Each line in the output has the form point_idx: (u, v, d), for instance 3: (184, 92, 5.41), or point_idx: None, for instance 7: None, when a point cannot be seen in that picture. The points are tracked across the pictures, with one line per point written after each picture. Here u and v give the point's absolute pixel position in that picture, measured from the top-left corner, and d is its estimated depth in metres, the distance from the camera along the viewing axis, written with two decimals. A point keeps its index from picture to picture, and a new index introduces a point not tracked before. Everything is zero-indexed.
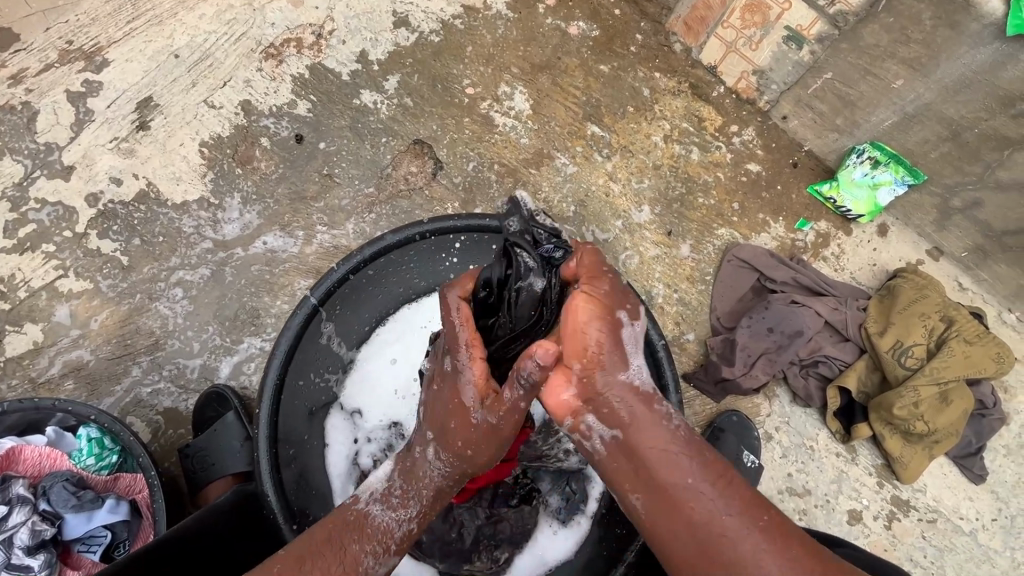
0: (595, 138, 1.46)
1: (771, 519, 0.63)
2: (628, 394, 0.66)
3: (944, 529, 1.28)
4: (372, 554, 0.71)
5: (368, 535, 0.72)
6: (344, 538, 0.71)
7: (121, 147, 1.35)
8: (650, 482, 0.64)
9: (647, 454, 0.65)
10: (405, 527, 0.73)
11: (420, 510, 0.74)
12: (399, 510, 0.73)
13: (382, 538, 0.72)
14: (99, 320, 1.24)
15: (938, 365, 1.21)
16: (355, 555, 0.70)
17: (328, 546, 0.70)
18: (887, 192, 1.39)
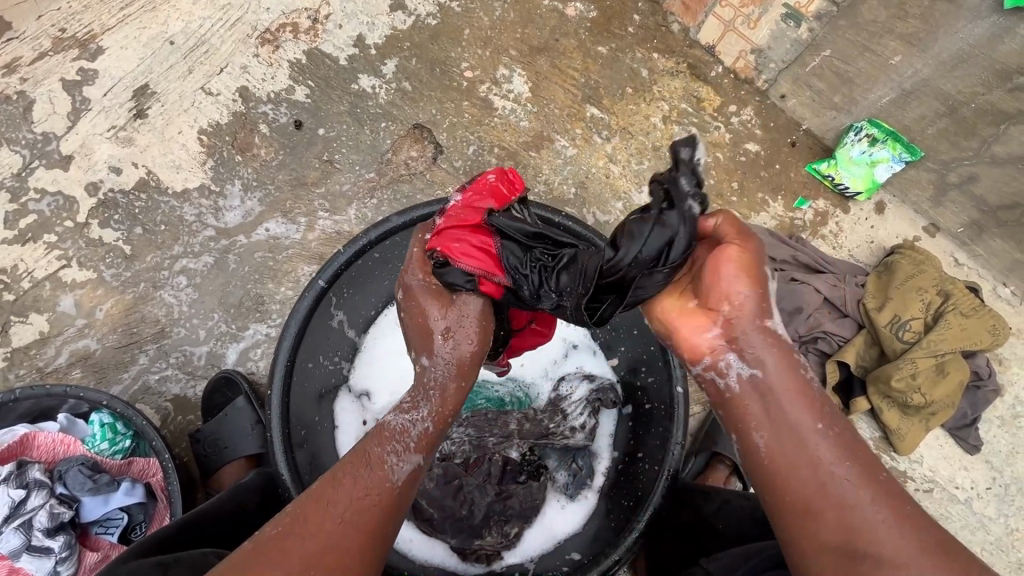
0: (595, 120, 1.46)
1: (890, 486, 0.66)
2: (776, 345, 0.72)
3: (940, 498, 1.31)
4: (395, 453, 0.73)
5: (387, 439, 0.74)
6: (365, 448, 0.73)
7: (119, 135, 1.34)
8: (780, 421, 0.69)
9: (781, 399, 0.70)
10: (421, 426, 0.77)
11: (435, 413, 0.78)
12: (411, 415, 0.77)
13: (400, 438, 0.74)
14: (104, 309, 1.24)
15: (935, 338, 1.23)
16: (379, 455, 0.72)
17: (354, 457, 0.73)
18: (884, 168, 1.40)
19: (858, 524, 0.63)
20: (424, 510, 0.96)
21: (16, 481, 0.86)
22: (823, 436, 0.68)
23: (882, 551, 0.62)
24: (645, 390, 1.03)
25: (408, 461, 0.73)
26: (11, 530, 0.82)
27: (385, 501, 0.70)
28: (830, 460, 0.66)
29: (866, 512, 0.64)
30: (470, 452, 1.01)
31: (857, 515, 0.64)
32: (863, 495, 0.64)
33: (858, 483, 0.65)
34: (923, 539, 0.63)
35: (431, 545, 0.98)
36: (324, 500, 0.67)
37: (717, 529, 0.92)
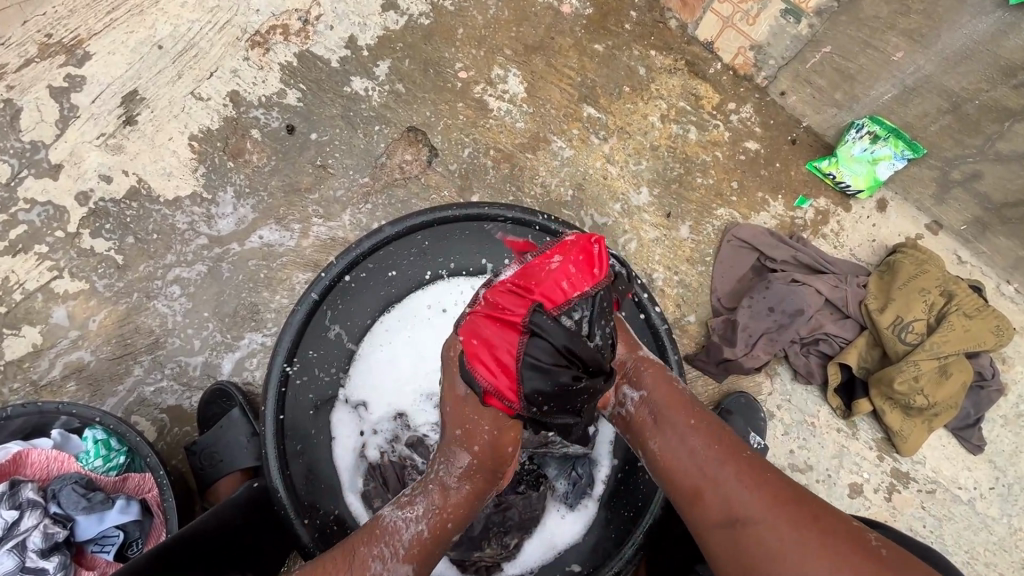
0: (592, 120, 1.44)
1: (759, 467, 0.73)
2: (649, 363, 0.85)
3: (943, 499, 1.30)
4: (381, 559, 0.77)
5: (378, 538, 0.79)
6: (354, 552, 0.77)
7: (108, 143, 1.32)
8: (661, 420, 0.79)
9: (659, 400, 0.80)
10: (415, 528, 0.80)
11: (432, 515, 0.81)
12: (408, 511, 0.81)
13: (391, 540, 0.79)
14: (98, 320, 1.23)
15: (938, 339, 1.21)
16: (366, 559, 0.77)
17: (341, 557, 0.77)
18: (886, 166, 1.38)
19: (733, 498, 0.70)
20: None
21: (9, 501, 0.85)
22: (697, 425, 0.77)
23: (752, 517, 0.68)
24: None
25: (392, 569, 0.77)
26: (4, 552, 0.81)
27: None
28: (702, 445, 0.75)
29: (739, 485, 0.71)
30: None
31: (729, 489, 0.71)
32: (730, 470, 0.72)
33: (724, 461, 0.73)
34: (792, 504, 0.69)
35: (431, 556, 0.97)
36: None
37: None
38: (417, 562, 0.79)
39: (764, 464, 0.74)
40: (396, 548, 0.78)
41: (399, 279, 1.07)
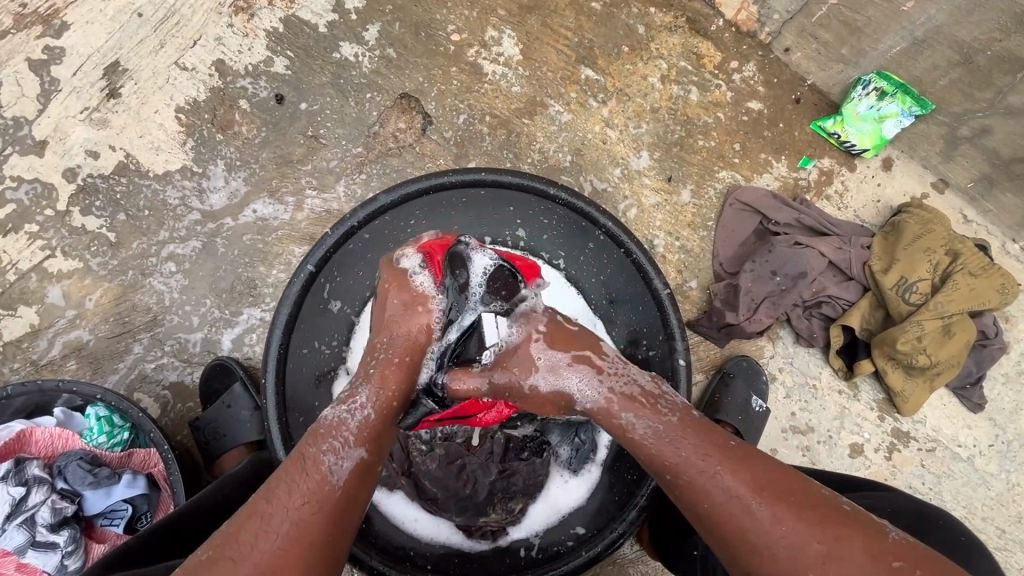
0: (590, 82, 1.40)
1: (755, 522, 0.66)
2: (608, 413, 0.76)
3: (942, 456, 1.31)
4: (333, 452, 0.72)
5: (324, 436, 0.74)
6: (302, 457, 0.72)
7: (93, 117, 1.28)
8: (657, 472, 0.73)
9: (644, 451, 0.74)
10: (362, 414, 0.76)
11: (375, 398, 0.77)
12: (351, 403, 0.77)
13: (338, 432, 0.74)
14: (94, 299, 1.21)
15: (942, 299, 1.20)
16: (317, 457, 0.72)
17: (291, 464, 0.72)
18: (892, 123, 1.35)
19: (758, 546, 0.65)
20: (428, 490, 0.96)
21: (15, 478, 0.85)
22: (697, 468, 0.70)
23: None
24: (645, 363, 1.04)
25: (347, 458, 0.73)
26: (15, 527, 0.82)
27: (330, 503, 0.69)
28: (710, 492, 0.68)
29: (762, 529, 0.65)
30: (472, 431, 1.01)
31: (744, 559, 0.66)
32: (733, 536, 0.67)
33: (721, 527, 0.68)
34: (823, 538, 0.63)
35: (434, 519, 0.96)
36: (262, 512, 0.66)
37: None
38: (370, 443, 0.75)
39: (767, 511, 0.66)
40: (348, 436, 0.74)
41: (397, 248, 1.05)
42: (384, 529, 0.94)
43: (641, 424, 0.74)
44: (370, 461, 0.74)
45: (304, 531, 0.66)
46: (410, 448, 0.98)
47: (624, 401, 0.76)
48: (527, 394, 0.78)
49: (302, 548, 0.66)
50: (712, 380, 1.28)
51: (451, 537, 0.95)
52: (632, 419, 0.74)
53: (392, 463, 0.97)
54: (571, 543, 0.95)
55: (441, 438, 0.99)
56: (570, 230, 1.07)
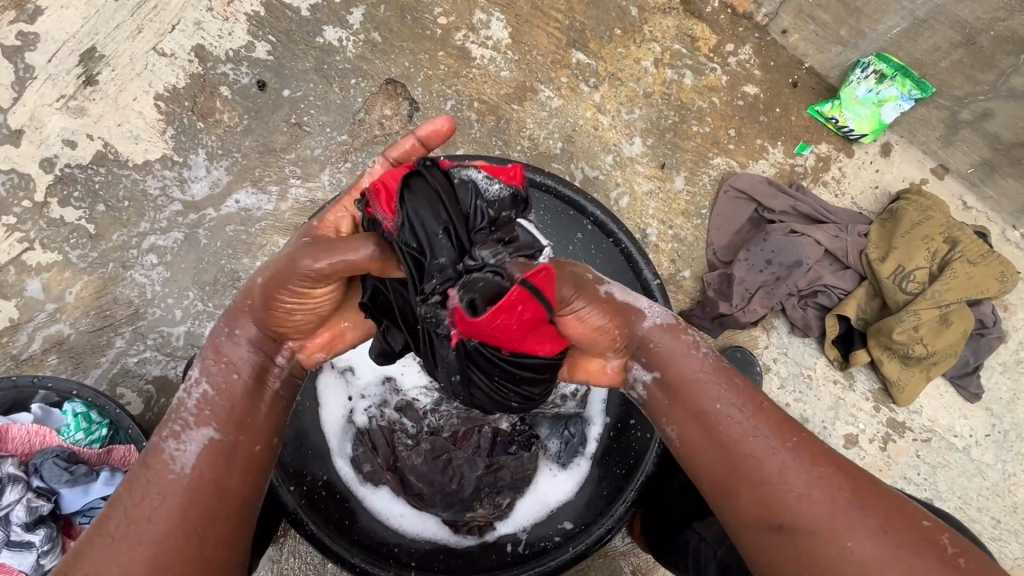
0: (581, 67, 1.36)
1: (806, 457, 0.65)
2: (659, 336, 0.73)
3: (938, 447, 1.30)
4: (173, 438, 0.68)
5: (168, 421, 0.70)
6: (148, 454, 0.68)
7: (70, 106, 1.24)
8: (687, 403, 0.70)
9: (681, 376, 0.72)
10: (197, 393, 0.71)
11: (212, 375, 0.71)
12: (187, 384, 0.72)
13: (178, 416, 0.69)
14: (74, 292, 1.19)
15: (939, 288, 1.18)
16: (157, 447, 0.67)
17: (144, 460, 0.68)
18: (892, 107, 1.32)
19: (777, 494, 0.63)
20: (413, 485, 0.93)
21: None
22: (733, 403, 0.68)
23: (803, 523, 0.62)
24: None
25: (191, 444, 0.68)
26: None
27: (180, 491, 0.65)
28: (741, 429, 0.67)
29: (793, 477, 0.64)
30: (459, 425, 0.99)
31: (771, 484, 0.64)
32: (771, 466, 0.64)
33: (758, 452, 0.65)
34: (861, 500, 0.62)
35: (420, 515, 0.94)
36: (102, 515, 0.64)
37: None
38: (217, 421, 0.69)
39: (814, 450, 0.66)
40: (171, 422, 0.69)
41: None
42: (370, 525, 0.92)
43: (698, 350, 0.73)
44: (225, 440, 0.69)
45: (164, 524, 0.63)
46: (396, 442, 0.97)
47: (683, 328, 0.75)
48: (600, 296, 0.73)
49: (163, 538, 0.62)
50: None
51: (438, 533, 0.94)
52: (695, 337, 0.74)
53: (378, 457, 0.96)
54: (559, 538, 0.94)
55: (427, 432, 0.99)
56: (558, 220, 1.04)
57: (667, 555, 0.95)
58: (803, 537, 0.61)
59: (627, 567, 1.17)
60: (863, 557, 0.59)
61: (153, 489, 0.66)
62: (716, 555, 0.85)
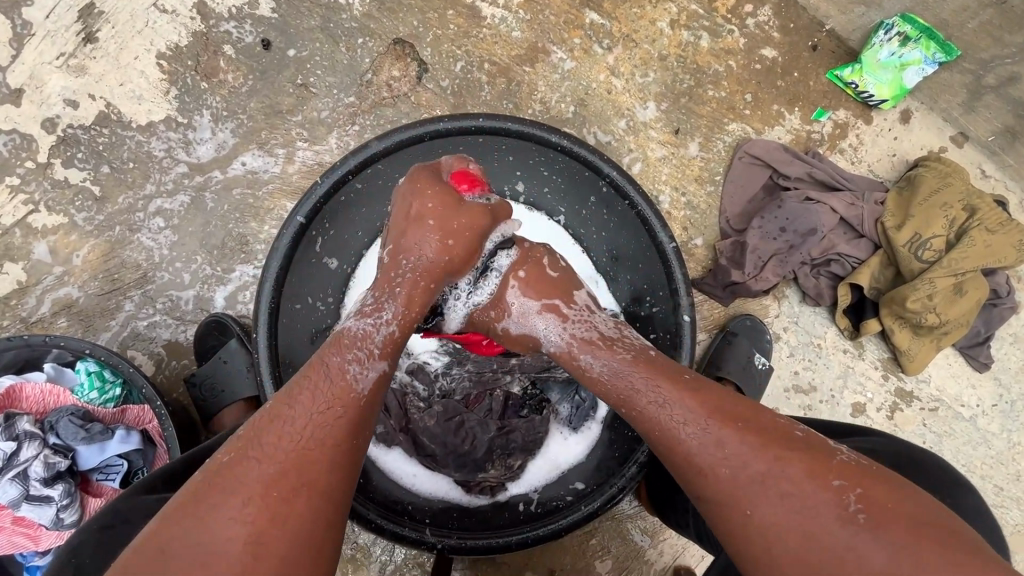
0: (595, 27, 1.32)
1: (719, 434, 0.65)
2: (569, 347, 0.80)
3: (944, 416, 1.31)
4: (357, 361, 0.69)
5: (348, 347, 0.70)
6: (322, 367, 0.68)
7: (70, 64, 1.21)
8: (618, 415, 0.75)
9: (598, 392, 0.77)
10: (385, 331, 0.73)
11: (399, 316, 0.75)
12: (375, 317, 0.73)
13: (363, 345, 0.70)
14: (82, 255, 1.18)
15: (956, 256, 1.16)
16: (340, 366, 0.68)
17: (311, 371, 0.68)
18: (915, 71, 1.28)
19: (700, 492, 0.65)
20: (426, 446, 0.95)
21: (5, 433, 0.84)
22: (635, 407, 0.71)
23: (733, 512, 0.62)
24: (650, 319, 1.01)
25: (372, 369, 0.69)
26: (8, 481, 0.82)
27: (351, 408, 0.65)
28: (656, 426, 0.69)
29: (708, 463, 0.64)
30: (470, 388, 1.01)
31: (698, 479, 0.65)
32: (685, 464, 0.66)
33: (671, 450, 0.67)
34: (772, 465, 0.61)
35: (432, 475, 0.95)
36: (275, 416, 0.63)
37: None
38: (391, 358, 0.72)
39: (735, 419, 0.66)
40: (357, 348, 0.70)
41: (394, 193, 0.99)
42: (378, 484, 0.90)
43: (596, 363, 0.77)
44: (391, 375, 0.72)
45: (335, 430, 0.63)
46: (408, 406, 0.98)
47: (580, 344, 0.79)
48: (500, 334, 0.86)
49: (327, 442, 0.62)
50: (715, 338, 1.26)
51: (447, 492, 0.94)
52: (588, 360, 0.77)
53: (390, 419, 0.96)
54: (570, 498, 0.91)
55: (439, 395, 1.01)
56: (576, 178, 0.99)
57: (671, 513, 0.95)
58: (723, 513, 0.62)
59: (635, 529, 1.19)
60: (769, 516, 0.59)
61: (316, 393, 0.65)
62: None
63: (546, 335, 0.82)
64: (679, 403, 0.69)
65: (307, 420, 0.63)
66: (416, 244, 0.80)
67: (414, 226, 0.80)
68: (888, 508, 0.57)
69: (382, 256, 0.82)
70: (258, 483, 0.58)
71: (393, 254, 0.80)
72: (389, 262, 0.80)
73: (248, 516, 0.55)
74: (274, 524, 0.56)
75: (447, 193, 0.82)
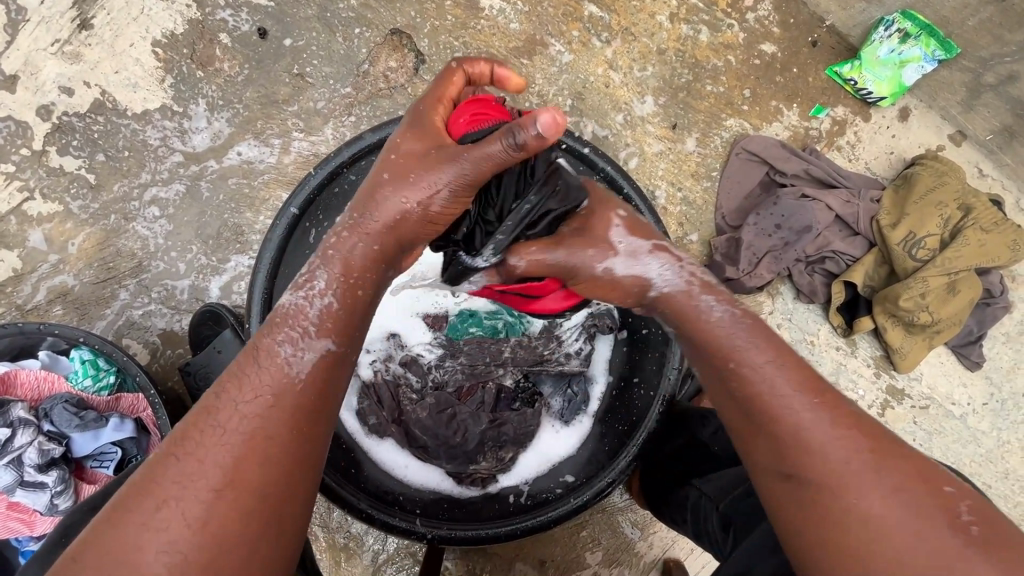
0: (594, 20, 1.31)
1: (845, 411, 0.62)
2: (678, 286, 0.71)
3: (935, 414, 1.31)
4: (290, 342, 0.62)
5: (280, 326, 0.64)
6: (256, 352, 0.62)
7: (65, 51, 1.20)
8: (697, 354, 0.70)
9: (711, 336, 0.68)
10: (323, 303, 0.65)
11: (342, 283, 0.66)
12: (306, 290, 0.65)
13: (296, 322, 0.64)
14: (77, 244, 1.18)
15: (950, 255, 1.16)
16: (271, 347, 0.62)
17: (245, 356, 0.63)
18: (914, 69, 1.28)
19: (787, 441, 0.61)
20: (418, 438, 0.95)
21: (1, 420, 0.85)
22: (743, 360, 0.65)
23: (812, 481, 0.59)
24: (640, 315, 1.02)
25: (310, 350, 0.63)
26: (3, 467, 0.83)
27: (285, 394, 0.60)
28: (763, 381, 0.64)
29: (806, 429, 0.60)
30: (462, 381, 1.02)
31: (790, 439, 0.60)
32: (778, 424, 0.61)
33: (756, 402, 0.63)
34: (871, 454, 0.58)
35: (423, 465, 0.96)
36: (202, 408, 0.59)
37: (711, 449, 0.92)
38: (336, 333, 0.64)
39: (849, 406, 0.62)
40: (292, 327, 0.63)
41: None
42: (372, 475, 0.92)
43: (717, 306, 0.69)
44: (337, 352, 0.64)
45: (273, 422, 0.58)
46: (401, 398, 0.99)
47: (702, 286, 0.71)
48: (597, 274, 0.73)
49: (263, 435, 0.58)
50: None
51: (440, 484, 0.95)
52: (712, 302, 0.69)
53: (383, 411, 0.97)
54: (560, 490, 0.94)
55: (432, 387, 1.01)
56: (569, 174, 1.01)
57: (666, 508, 0.96)
58: (806, 485, 0.59)
59: (625, 522, 1.21)
60: (867, 508, 0.56)
61: (253, 380, 0.60)
62: (720, 510, 0.82)
63: (658, 274, 0.72)
64: (800, 374, 0.64)
65: (244, 414, 0.58)
66: (393, 198, 0.66)
67: (382, 183, 0.68)
68: (998, 528, 0.54)
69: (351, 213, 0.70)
70: (191, 483, 0.54)
71: (360, 210, 0.68)
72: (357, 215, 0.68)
73: (169, 520, 0.52)
74: (211, 525, 0.53)
75: (424, 134, 0.69)
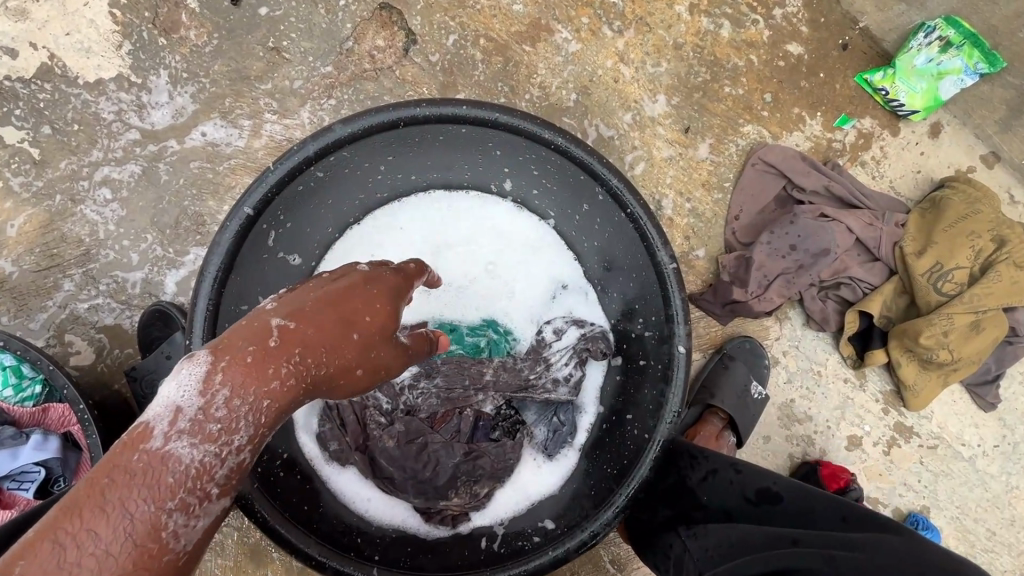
0: (606, 6, 1.18)
1: None
2: None
3: (943, 455, 1.23)
4: (180, 512, 0.48)
5: (165, 486, 0.47)
6: (117, 508, 0.45)
7: (10, 6, 1.07)
8: None
9: None
10: (233, 461, 0.52)
11: (252, 440, 0.53)
12: (215, 446, 0.50)
13: (194, 485, 0.49)
14: (17, 226, 1.06)
15: (978, 291, 1.06)
16: (152, 519, 0.46)
17: (91, 501, 0.45)
18: (952, 82, 1.16)
19: None
20: (383, 469, 0.84)
21: None
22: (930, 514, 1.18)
23: None
24: (641, 342, 0.90)
25: (200, 518, 0.50)
26: None
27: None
28: None
29: None
30: (437, 406, 0.92)
31: None
32: None
33: None
34: None
35: (387, 497, 0.86)
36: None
37: (697, 500, 0.77)
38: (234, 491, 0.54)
39: None
40: (179, 491, 0.48)
41: (366, 180, 0.89)
42: (325, 513, 0.81)
43: None
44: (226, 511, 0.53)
45: None
46: (367, 421, 0.88)
47: None
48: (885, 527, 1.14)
49: None
50: (710, 361, 1.17)
51: (404, 520, 0.86)
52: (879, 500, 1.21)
53: (346, 436, 0.87)
54: (537, 539, 0.84)
55: (403, 411, 0.91)
56: (570, 180, 0.87)
57: (647, 557, 0.82)
58: None
59: (607, 557, 1.12)
60: None
61: (105, 561, 0.44)
62: None
63: None
64: None
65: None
66: (340, 347, 0.60)
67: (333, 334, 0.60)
68: None
69: (272, 328, 0.56)
70: None
71: (289, 337, 0.56)
72: (278, 345, 0.56)
73: None
74: None
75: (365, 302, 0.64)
